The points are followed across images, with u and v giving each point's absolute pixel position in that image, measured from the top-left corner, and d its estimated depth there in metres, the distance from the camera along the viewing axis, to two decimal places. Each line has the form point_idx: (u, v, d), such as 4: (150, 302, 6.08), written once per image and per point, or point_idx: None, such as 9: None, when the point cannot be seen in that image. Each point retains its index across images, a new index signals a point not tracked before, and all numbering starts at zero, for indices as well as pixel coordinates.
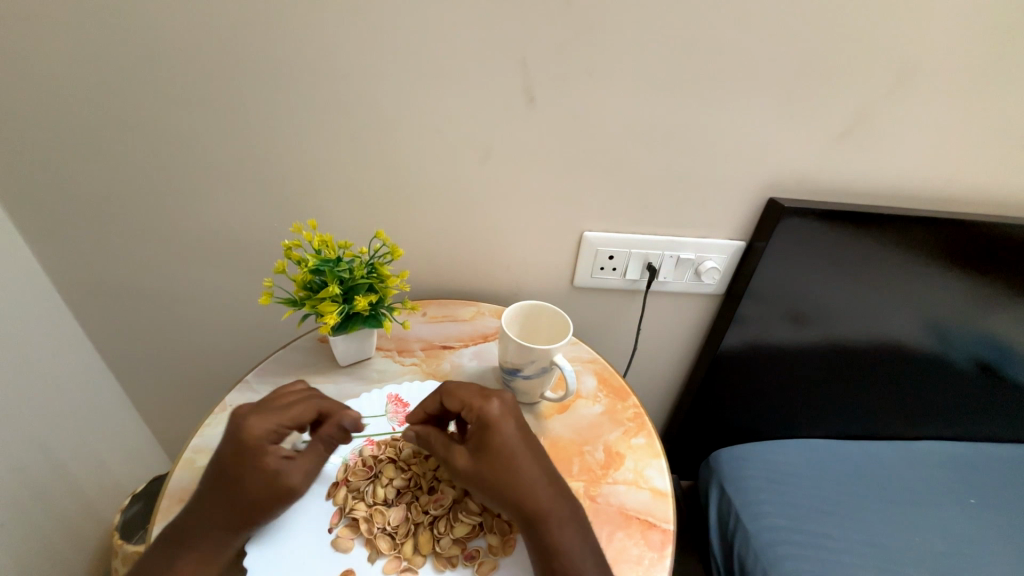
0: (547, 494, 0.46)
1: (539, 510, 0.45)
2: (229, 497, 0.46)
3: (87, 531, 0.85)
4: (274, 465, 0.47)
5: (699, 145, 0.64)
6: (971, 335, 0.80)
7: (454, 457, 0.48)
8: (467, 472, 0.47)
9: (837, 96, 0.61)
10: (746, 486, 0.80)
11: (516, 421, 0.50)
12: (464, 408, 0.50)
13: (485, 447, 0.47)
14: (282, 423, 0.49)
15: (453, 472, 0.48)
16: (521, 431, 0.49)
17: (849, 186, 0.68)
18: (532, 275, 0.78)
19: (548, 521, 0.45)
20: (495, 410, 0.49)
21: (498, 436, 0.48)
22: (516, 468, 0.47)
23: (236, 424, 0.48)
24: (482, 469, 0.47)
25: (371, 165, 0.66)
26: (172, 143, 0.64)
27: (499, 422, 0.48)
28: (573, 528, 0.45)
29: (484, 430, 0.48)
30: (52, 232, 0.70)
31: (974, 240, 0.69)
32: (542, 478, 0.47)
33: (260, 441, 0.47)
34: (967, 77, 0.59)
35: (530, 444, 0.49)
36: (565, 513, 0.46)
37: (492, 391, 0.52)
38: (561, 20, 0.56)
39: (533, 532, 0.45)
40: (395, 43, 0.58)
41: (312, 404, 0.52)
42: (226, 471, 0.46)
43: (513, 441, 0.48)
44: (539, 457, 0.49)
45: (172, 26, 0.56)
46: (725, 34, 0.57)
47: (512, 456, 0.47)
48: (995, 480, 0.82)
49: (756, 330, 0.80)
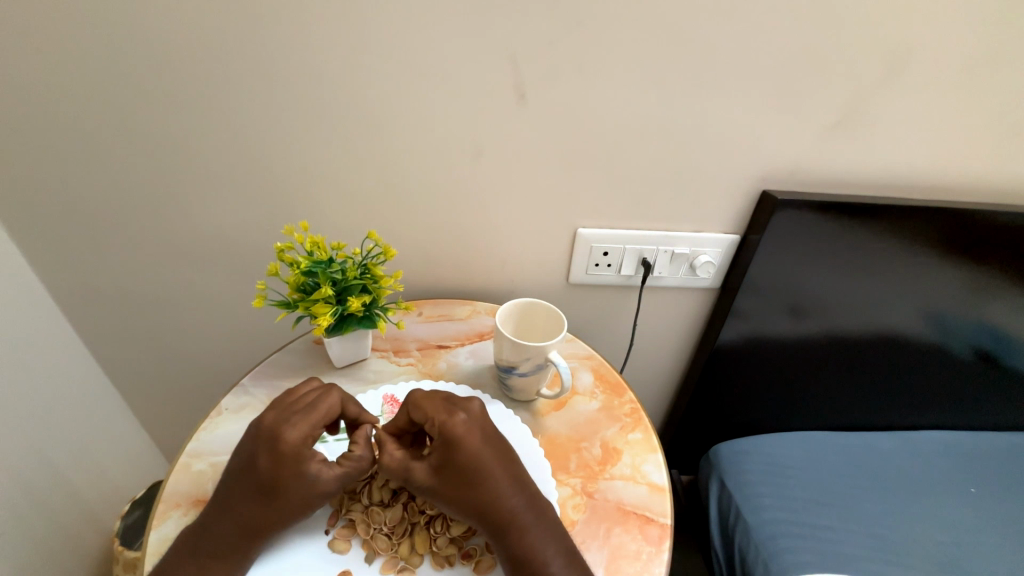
0: (514, 508, 0.45)
1: (505, 525, 0.45)
2: (271, 504, 0.45)
3: (87, 535, 0.85)
4: (315, 471, 0.46)
5: (690, 139, 0.64)
6: (970, 325, 0.80)
7: (417, 472, 0.47)
8: (432, 487, 0.47)
9: (828, 88, 0.61)
10: (746, 480, 0.79)
11: (482, 433, 0.48)
12: (428, 419, 0.48)
13: (450, 463, 0.46)
14: (314, 427, 0.48)
15: (419, 487, 0.47)
16: (485, 445, 0.47)
17: (843, 177, 0.68)
18: (528, 272, 0.78)
19: (517, 535, 0.45)
20: (458, 424, 0.47)
21: (462, 453, 0.46)
22: (481, 485, 0.45)
23: (269, 432, 0.46)
24: (447, 486, 0.46)
25: (363, 164, 0.66)
26: (161, 146, 0.64)
27: (461, 438, 0.46)
28: (545, 538, 0.45)
29: (446, 447, 0.46)
30: (45, 238, 0.70)
31: (971, 230, 0.69)
32: (507, 490, 0.46)
33: (298, 449, 0.46)
34: (962, 62, 0.58)
35: (498, 455, 0.47)
36: (535, 525, 0.45)
37: (459, 402, 0.50)
38: (550, 17, 0.56)
39: (502, 545, 0.45)
40: (383, 43, 0.58)
41: (335, 399, 0.51)
42: (265, 481, 0.45)
43: (478, 456, 0.46)
44: (507, 469, 0.47)
45: (160, 30, 0.56)
46: (714, 27, 0.56)
47: (477, 472, 0.46)
48: (996, 468, 0.81)
49: (754, 323, 0.80)
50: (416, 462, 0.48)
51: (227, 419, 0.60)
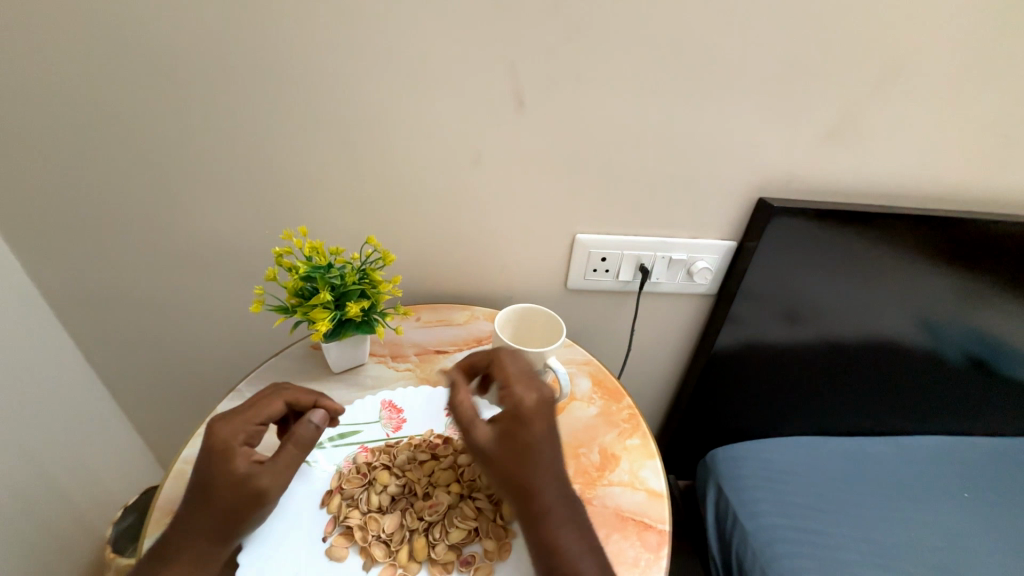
0: (553, 501, 0.44)
1: (543, 513, 0.44)
2: (202, 506, 0.45)
3: (79, 541, 0.84)
4: (242, 467, 0.46)
5: (688, 145, 0.65)
6: (963, 331, 0.81)
7: (479, 433, 0.47)
8: (487, 451, 0.45)
9: (825, 96, 0.61)
10: (743, 485, 0.80)
11: (550, 421, 0.47)
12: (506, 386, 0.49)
13: (513, 437, 0.45)
14: (249, 424, 0.48)
15: (474, 446, 0.46)
16: (551, 430, 0.46)
17: (840, 185, 0.68)
18: (526, 277, 0.78)
19: (549, 527, 0.44)
20: (532, 401, 0.47)
21: (528, 431, 0.45)
22: (534, 466, 0.44)
23: (203, 431, 0.47)
24: (502, 456, 0.45)
25: (362, 169, 0.66)
26: (159, 150, 0.63)
27: (532, 415, 0.46)
28: (575, 538, 0.44)
29: (515, 419, 0.46)
30: (40, 242, 0.70)
31: (964, 237, 0.70)
32: (552, 483, 0.45)
33: (226, 444, 0.46)
34: (955, 72, 0.59)
35: (557, 445, 0.46)
36: (568, 523, 0.45)
37: (538, 380, 0.50)
38: (549, 24, 0.56)
39: (532, 531, 0.44)
40: (383, 48, 0.58)
41: (277, 397, 0.51)
42: (197, 478, 0.45)
43: (540, 441, 0.45)
44: (559, 462, 0.46)
45: (159, 34, 0.56)
46: (711, 35, 0.57)
47: (533, 455, 0.45)
48: (989, 474, 0.82)
49: (750, 329, 0.80)
50: (480, 423, 0.47)
51: None
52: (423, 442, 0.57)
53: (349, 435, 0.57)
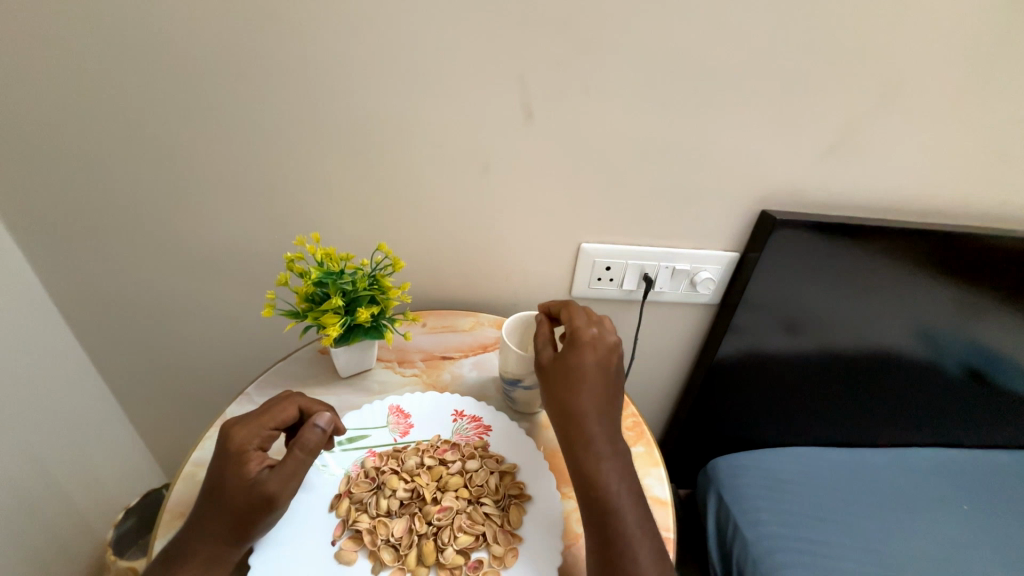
0: (590, 426, 0.49)
1: (579, 434, 0.49)
2: (215, 507, 0.46)
3: (79, 544, 0.83)
4: (254, 471, 0.47)
5: (692, 158, 0.66)
6: (961, 344, 0.82)
7: (543, 356, 0.54)
8: (545, 371, 0.53)
9: (825, 114, 0.63)
10: (743, 494, 0.80)
11: (601, 356, 0.51)
12: (569, 321, 0.55)
13: (563, 361, 0.52)
14: (264, 428, 0.50)
15: (538, 368, 0.54)
16: (599, 362, 0.51)
17: (841, 199, 0.69)
18: (531, 286, 0.79)
19: (584, 449, 0.48)
20: (586, 334, 0.52)
21: (578, 357, 0.51)
22: (578, 389, 0.50)
23: (221, 435, 0.49)
24: (554, 376, 0.52)
25: (372, 177, 0.67)
26: (172, 155, 0.64)
27: (583, 344, 0.52)
28: (608, 465, 0.48)
29: (568, 346, 0.52)
30: (51, 244, 0.70)
31: (963, 251, 0.71)
32: (590, 410, 0.49)
33: (241, 448, 0.48)
34: (952, 91, 0.61)
35: (605, 378, 0.51)
36: (603, 451, 0.48)
37: (600, 323, 0.55)
38: (558, 39, 0.58)
39: (569, 449, 0.49)
40: (395, 59, 0.59)
41: (292, 402, 0.53)
42: (213, 481, 0.47)
43: (586, 368, 0.51)
44: (603, 393, 0.50)
45: (177, 43, 0.57)
46: (716, 51, 0.58)
47: (577, 378, 0.50)
48: (986, 487, 0.83)
49: (751, 339, 0.81)
50: (547, 349, 0.55)
51: None
52: (431, 447, 0.57)
53: (357, 439, 0.58)
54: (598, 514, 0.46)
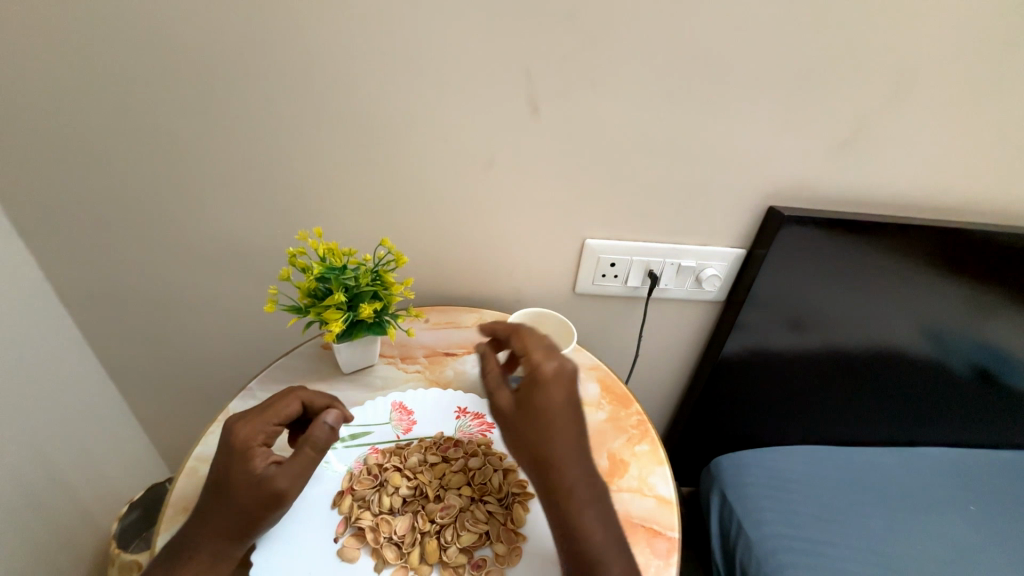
0: (571, 474, 0.45)
1: (560, 485, 0.45)
2: (222, 504, 0.45)
3: (83, 537, 0.83)
4: (261, 467, 0.47)
5: (699, 154, 0.65)
6: (970, 343, 0.81)
7: (500, 400, 0.49)
8: (509, 417, 0.48)
9: (835, 109, 0.62)
10: (747, 493, 0.80)
11: (568, 389, 0.48)
12: (526, 355, 0.51)
13: (530, 402, 0.47)
14: (268, 424, 0.49)
15: (497, 413, 0.49)
16: (568, 398, 0.48)
17: (850, 195, 0.68)
18: (535, 282, 0.78)
19: (567, 500, 0.44)
20: (550, 368, 0.49)
21: (545, 397, 0.47)
22: (550, 435, 0.45)
23: (225, 431, 0.48)
24: (522, 420, 0.47)
25: (375, 171, 0.66)
26: (174, 149, 0.64)
27: (548, 380, 0.48)
28: (594, 514, 0.44)
29: (533, 385, 0.48)
30: (53, 238, 0.70)
31: (973, 249, 0.70)
32: (567, 457, 0.45)
33: (247, 444, 0.47)
34: (966, 86, 0.60)
35: (576, 415, 0.47)
36: (588, 499, 0.45)
37: (560, 353, 0.51)
38: (564, 32, 0.57)
39: (549, 503, 0.45)
40: (398, 52, 0.58)
41: (295, 397, 0.52)
42: (218, 478, 0.46)
43: (556, 407, 0.47)
44: (577, 434, 0.47)
45: (178, 35, 0.56)
46: (724, 44, 0.57)
47: (549, 420, 0.46)
48: (993, 486, 0.82)
49: (757, 337, 0.80)
50: (503, 391, 0.50)
51: None
52: (433, 444, 0.57)
53: (360, 436, 0.58)
54: (587, 571, 0.43)
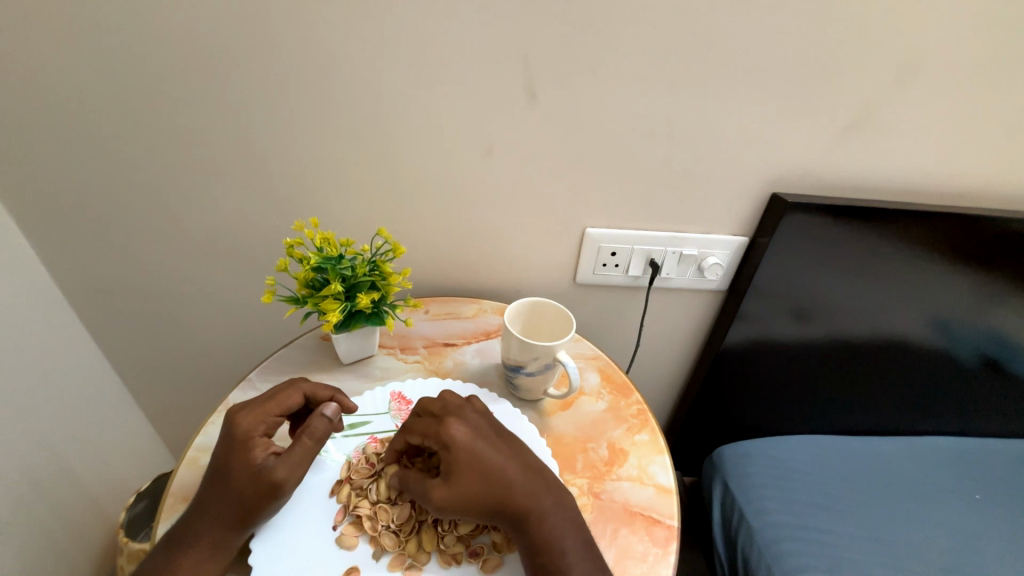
0: (527, 498, 0.46)
1: (525, 513, 0.46)
2: (221, 492, 0.46)
3: (91, 526, 0.85)
4: (260, 458, 0.47)
5: (701, 141, 0.64)
6: (977, 331, 0.80)
7: (430, 492, 0.47)
8: (449, 500, 0.46)
9: (840, 94, 0.60)
10: (750, 483, 0.79)
11: (476, 432, 0.49)
12: (424, 434, 0.50)
13: (455, 468, 0.47)
14: (268, 415, 0.50)
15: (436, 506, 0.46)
16: (481, 441, 0.49)
17: (854, 182, 0.67)
18: (535, 272, 0.78)
19: (537, 522, 0.45)
20: (450, 426, 0.49)
21: (460, 455, 0.47)
22: (489, 482, 0.46)
23: (227, 420, 0.49)
24: (462, 490, 0.46)
25: (373, 162, 0.66)
26: (171, 140, 0.64)
27: (457, 440, 0.48)
28: (563, 519, 0.46)
29: (446, 453, 0.48)
30: (54, 231, 0.70)
31: (980, 236, 0.69)
32: (515, 483, 0.47)
33: (247, 434, 0.48)
34: (973, 70, 0.58)
35: (496, 448, 0.49)
36: (552, 507, 0.46)
37: (445, 410, 0.52)
38: (562, 17, 0.56)
39: (526, 538, 0.45)
40: (395, 40, 0.57)
41: (296, 389, 0.53)
42: (219, 467, 0.47)
43: (477, 453, 0.48)
44: (509, 461, 0.48)
45: (172, 25, 0.56)
46: (726, 28, 0.56)
47: (480, 467, 0.47)
48: (999, 475, 0.81)
49: (760, 326, 0.79)
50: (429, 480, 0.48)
51: None
52: None
53: (359, 426, 0.58)
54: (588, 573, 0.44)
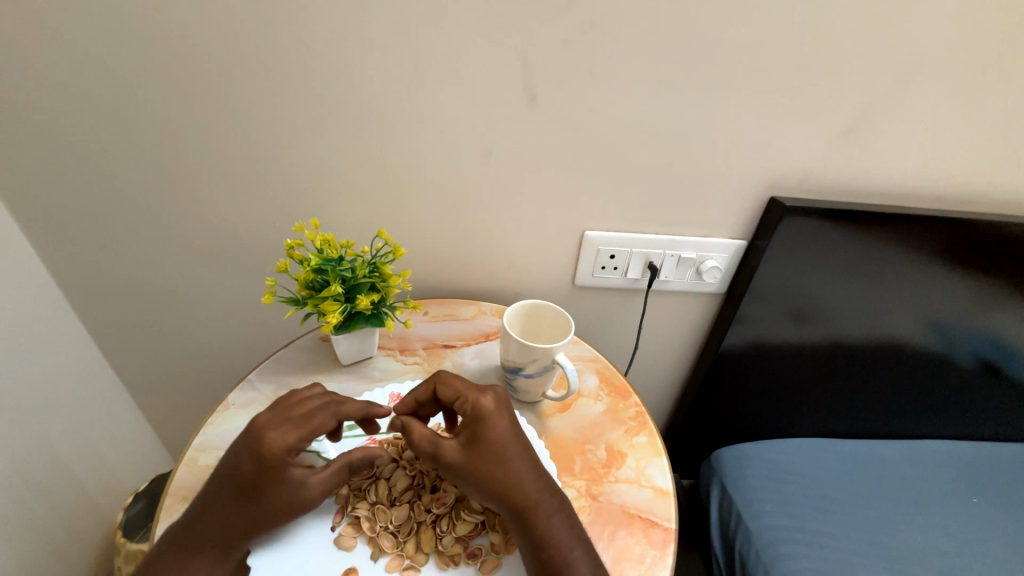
0: (538, 492, 0.46)
1: (531, 506, 0.45)
2: (245, 510, 0.45)
3: (89, 526, 0.84)
4: (293, 485, 0.46)
5: (700, 144, 0.65)
6: (974, 335, 0.80)
7: (446, 451, 0.48)
8: (462, 464, 0.47)
9: (837, 98, 0.61)
10: (748, 485, 0.80)
11: (508, 416, 0.50)
12: (459, 398, 0.51)
13: (479, 439, 0.47)
14: (302, 440, 0.47)
15: (447, 465, 0.48)
16: (512, 424, 0.50)
17: (852, 186, 0.68)
18: (533, 274, 0.78)
19: (541, 518, 0.45)
20: (488, 400, 0.50)
21: (491, 430, 0.48)
22: (508, 463, 0.47)
23: (255, 436, 0.46)
24: (479, 461, 0.47)
25: (373, 163, 0.66)
26: (173, 140, 0.64)
27: (491, 415, 0.49)
28: (566, 526, 0.46)
29: (478, 423, 0.48)
30: (54, 230, 0.70)
31: (977, 240, 0.69)
32: (531, 474, 0.47)
33: (282, 460, 0.46)
34: (969, 75, 0.59)
35: (522, 439, 0.49)
36: (558, 512, 0.46)
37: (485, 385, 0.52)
38: (562, 21, 0.56)
39: (524, 530, 0.45)
40: (395, 43, 0.58)
41: (331, 414, 0.50)
42: (244, 486, 0.45)
43: (506, 436, 0.48)
44: (530, 454, 0.49)
45: (174, 25, 0.56)
46: (725, 32, 0.57)
47: (504, 449, 0.47)
48: (996, 478, 0.81)
49: (758, 329, 0.80)
50: (444, 441, 0.49)
51: (234, 414, 0.60)
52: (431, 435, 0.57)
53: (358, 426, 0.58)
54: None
